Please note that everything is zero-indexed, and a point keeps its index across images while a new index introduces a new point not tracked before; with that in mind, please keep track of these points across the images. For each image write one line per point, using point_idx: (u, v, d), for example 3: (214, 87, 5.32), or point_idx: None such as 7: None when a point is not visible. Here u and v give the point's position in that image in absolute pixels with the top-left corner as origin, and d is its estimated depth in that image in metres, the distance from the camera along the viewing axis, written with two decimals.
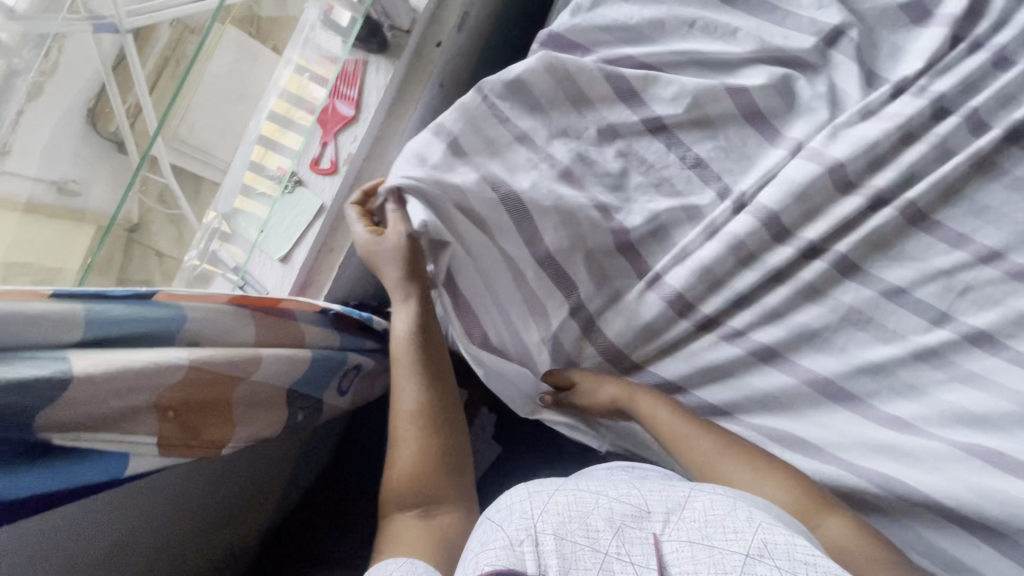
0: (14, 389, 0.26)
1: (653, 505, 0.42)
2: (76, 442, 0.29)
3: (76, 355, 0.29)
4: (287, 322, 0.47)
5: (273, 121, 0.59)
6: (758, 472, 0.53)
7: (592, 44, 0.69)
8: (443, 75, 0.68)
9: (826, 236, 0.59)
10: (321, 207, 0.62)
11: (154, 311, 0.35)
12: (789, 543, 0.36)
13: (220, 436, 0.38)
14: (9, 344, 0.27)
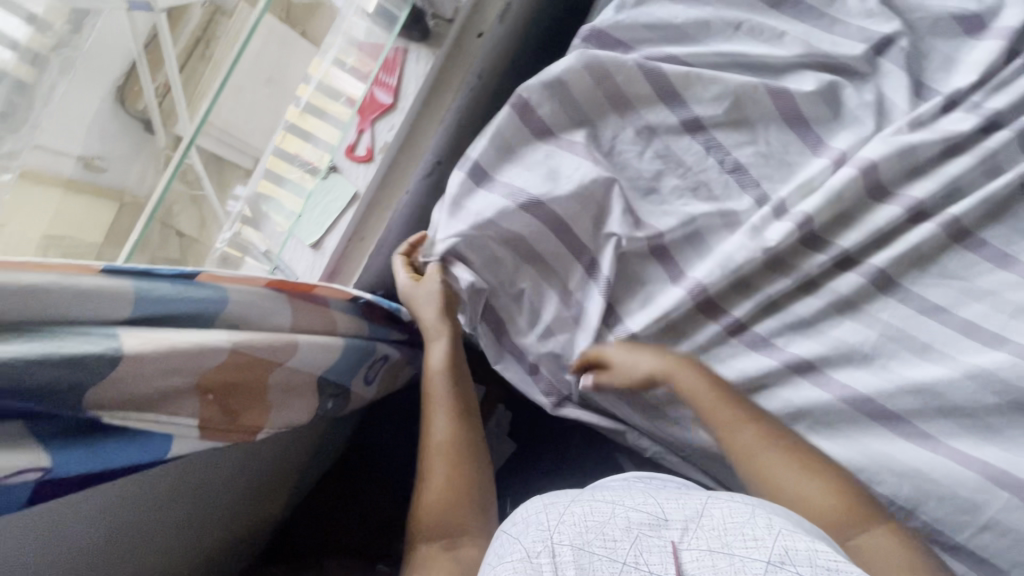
0: (65, 366, 0.25)
1: (670, 513, 0.41)
2: (124, 421, 0.29)
3: (126, 334, 0.29)
4: (320, 309, 0.47)
5: (308, 110, 0.59)
6: (805, 474, 0.52)
7: (634, 41, 0.68)
8: (483, 66, 0.67)
9: (860, 247, 0.59)
10: (355, 194, 0.61)
11: (196, 291, 0.34)
12: (809, 549, 0.36)
13: (257, 422, 0.37)
14: (59, 318, 0.27)
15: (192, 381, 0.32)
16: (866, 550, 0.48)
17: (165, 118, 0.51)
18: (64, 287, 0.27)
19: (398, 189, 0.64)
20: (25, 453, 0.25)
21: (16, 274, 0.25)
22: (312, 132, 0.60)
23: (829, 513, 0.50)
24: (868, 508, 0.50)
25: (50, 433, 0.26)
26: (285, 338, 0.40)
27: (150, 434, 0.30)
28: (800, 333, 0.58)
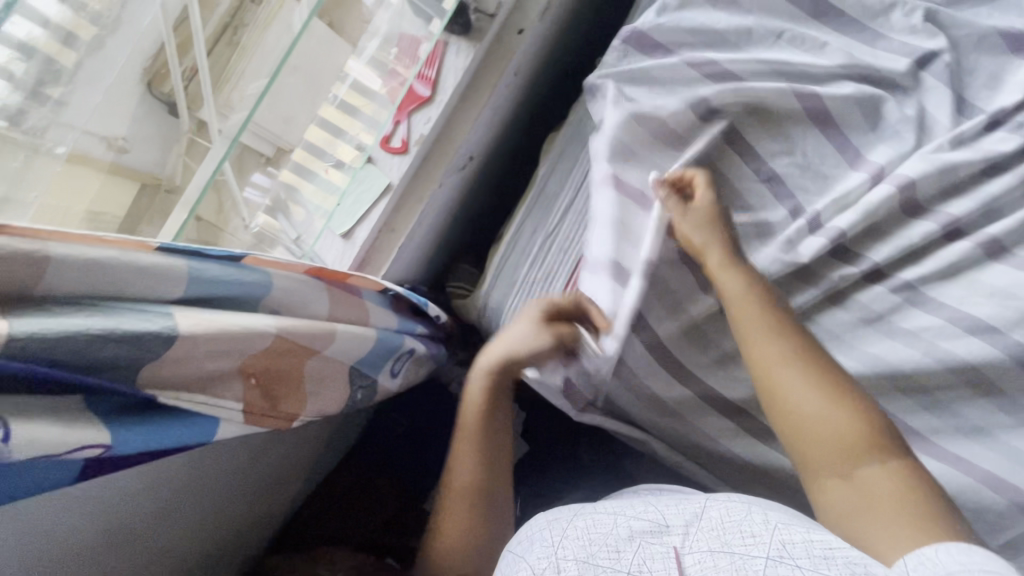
0: (122, 341, 0.25)
1: (670, 518, 0.44)
2: (175, 401, 0.29)
3: (181, 314, 0.28)
4: (354, 298, 0.47)
5: (342, 108, 0.56)
6: (825, 394, 0.46)
7: (674, 46, 0.66)
8: (520, 64, 0.67)
9: (892, 260, 0.58)
10: (388, 185, 0.61)
11: (244, 273, 0.34)
12: (805, 540, 0.38)
13: (293, 409, 0.37)
14: (116, 294, 0.26)
15: (235, 364, 0.31)
16: (868, 485, 0.42)
17: (190, 103, 0.46)
18: (124, 263, 0.26)
19: (430, 183, 0.63)
20: (88, 429, 0.25)
21: (77, 246, 0.25)
22: (344, 128, 0.57)
23: (841, 438, 0.44)
24: (892, 448, 0.43)
25: (106, 411, 0.26)
26: (324, 327, 0.40)
27: (196, 416, 0.30)
28: (831, 349, 0.57)
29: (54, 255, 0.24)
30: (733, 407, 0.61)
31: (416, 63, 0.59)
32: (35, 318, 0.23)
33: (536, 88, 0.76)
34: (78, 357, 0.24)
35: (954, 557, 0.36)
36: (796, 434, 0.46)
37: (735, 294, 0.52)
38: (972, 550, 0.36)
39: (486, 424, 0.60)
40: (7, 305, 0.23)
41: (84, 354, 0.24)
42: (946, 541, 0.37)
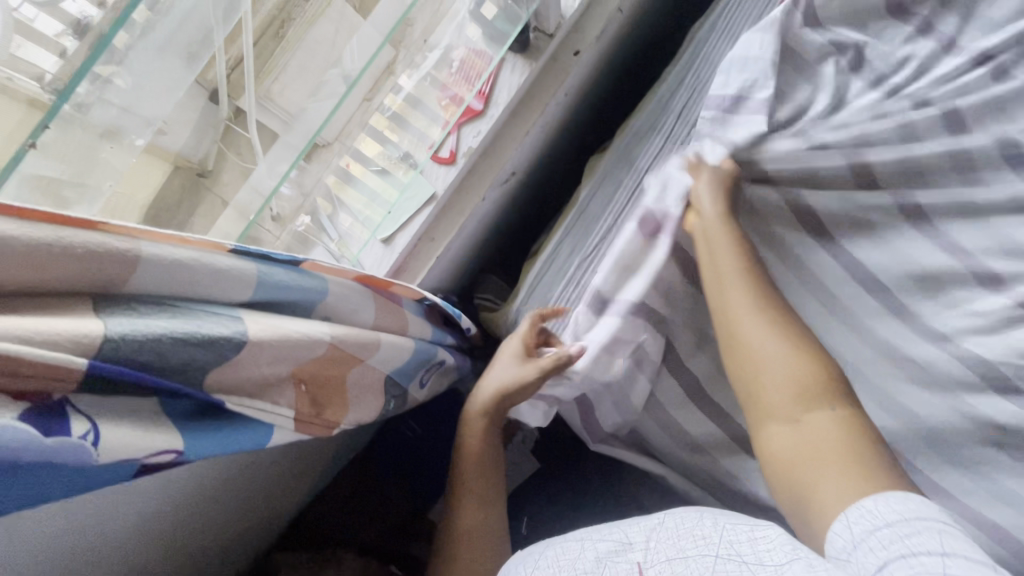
0: (198, 344, 0.26)
1: (634, 536, 0.45)
2: (239, 407, 0.29)
3: (249, 318, 0.28)
4: (395, 306, 0.46)
5: (392, 119, 0.58)
6: (787, 344, 0.47)
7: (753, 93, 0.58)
8: (572, 85, 0.67)
9: (935, 313, 0.56)
10: (433, 195, 0.61)
11: (305, 280, 0.34)
12: (750, 537, 0.41)
13: (338, 416, 0.36)
14: (191, 295, 0.27)
15: (290, 371, 0.31)
16: (815, 429, 0.43)
17: (231, 92, 0.49)
18: (203, 264, 0.27)
19: (472, 196, 0.63)
20: (163, 436, 0.25)
21: (161, 245, 0.25)
22: (393, 138, 0.59)
23: (797, 383, 0.45)
24: (840, 400, 0.44)
25: (178, 414, 0.26)
26: (370, 337, 0.40)
27: (254, 423, 0.29)
28: (864, 397, 0.57)
29: (144, 255, 0.24)
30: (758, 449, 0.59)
31: (481, 78, 0.60)
32: (122, 318, 0.24)
33: (583, 110, 0.75)
34: (158, 359, 0.25)
35: (891, 507, 0.37)
36: (752, 378, 0.48)
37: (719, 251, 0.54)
38: (907, 499, 0.38)
39: (482, 461, 0.61)
40: (96, 302, 0.24)
41: (166, 356, 0.25)
42: (881, 492, 0.38)
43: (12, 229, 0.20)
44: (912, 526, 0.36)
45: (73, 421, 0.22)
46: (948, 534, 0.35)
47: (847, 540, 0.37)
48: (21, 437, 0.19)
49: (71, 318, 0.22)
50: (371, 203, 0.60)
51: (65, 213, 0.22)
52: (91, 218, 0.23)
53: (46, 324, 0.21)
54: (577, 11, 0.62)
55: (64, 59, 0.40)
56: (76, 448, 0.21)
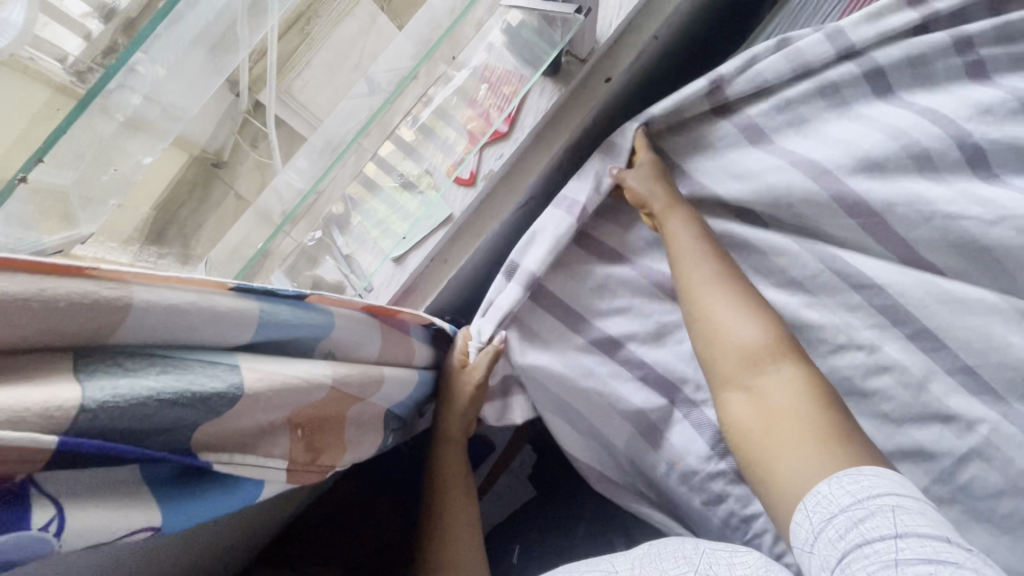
0: (186, 404, 0.24)
1: (620, 565, 0.46)
2: (228, 465, 0.27)
3: (246, 365, 0.27)
4: (402, 335, 0.44)
5: (420, 131, 0.57)
6: (741, 304, 0.46)
7: (775, 136, 0.56)
8: (602, 111, 0.64)
9: None
10: (451, 217, 0.59)
11: (313, 315, 0.32)
12: (729, 562, 0.42)
13: (335, 460, 0.35)
14: (185, 341, 0.26)
15: (285, 416, 0.30)
16: (770, 398, 0.41)
17: (252, 84, 0.47)
18: (200, 307, 0.26)
19: (490, 219, 0.61)
20: (141, 512, 0.24)
21: (156, 289, 0.24)
22: (415, 150, 0.58)
23: (750, 350, 0.43)
24: (802, 361, 0.43)
25: (157, 481, 0.25)
26: (373, 373, 0.38)
27: (242, 481, 0.28)
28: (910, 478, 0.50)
29: (134, 302, 0.23)
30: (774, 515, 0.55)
31: (511, 102, 0.58)
32: (103, 379, 0.22)
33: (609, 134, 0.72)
34: (140, 423, 0.23)
35: (844, 489, 0.34)
36: (708, 345, 0.46)
37: (674, 240, 0.52)
38: (861, 474, 0.34)
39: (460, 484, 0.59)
40: (76, 357, 0.23)
41: (149, 419, 0.23)
42: (837, 472, 0.35)
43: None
44: (868, 507, 0.33)
45: (33, 506, 0.20)
46: (901, 510, 0.32)
47: (808, 531, 0.34)
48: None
49: (46, 382, 0.21)
50: (393, 211, 0.59)
51: (47, 262, 0.20)
52: (78, 263, 0.21)
53: (18, 393, 0.20)
54: (612, 36, 0.59)
55: (90, 43, 0.41)
56: (36, 538, 0.20)
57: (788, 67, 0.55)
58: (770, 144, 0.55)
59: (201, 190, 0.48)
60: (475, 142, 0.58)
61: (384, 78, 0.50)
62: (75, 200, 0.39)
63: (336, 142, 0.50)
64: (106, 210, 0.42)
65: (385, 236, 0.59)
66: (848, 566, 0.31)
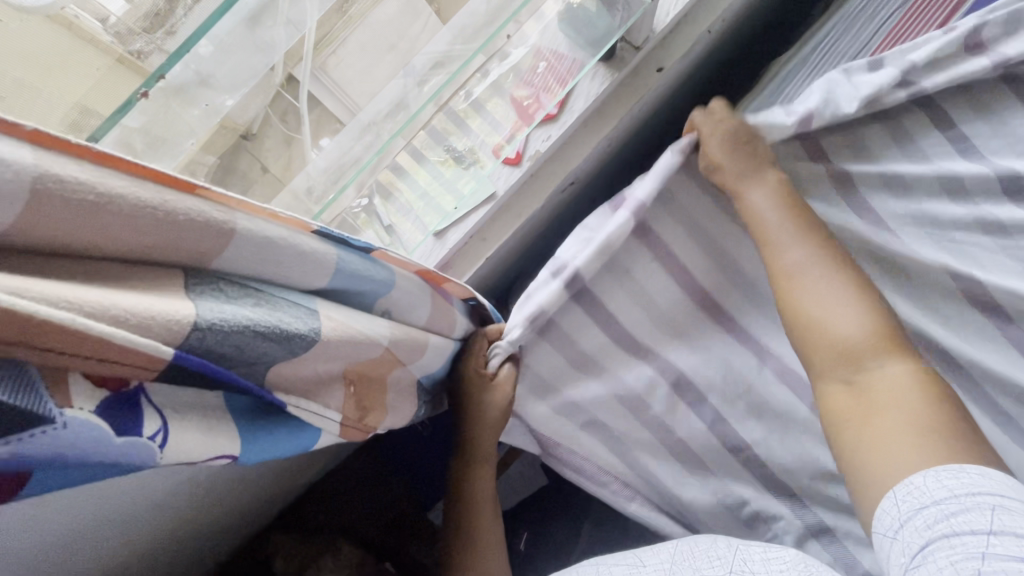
0: (274, 338, 0.26)
1: (647, 560, 0.47)
2: (295, 410, 0.29)
3: (323, 313, 0.30)
4: (446, 305, 0.43)
5: (470, 108, 0.58)
6: (841, 289, 0.46)
7: (829, 150, 0.56)
8: (646, 104, 0.64)
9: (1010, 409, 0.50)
10: (493, 195, 0.58)
11: (376, 270, 0.34)
12: (763, 558, 0.43)
13: (377, 422, 0.36)
14: (275, 278, 0.28)
15: (340, 370, 0.32)
16: (873, 384, 0.41)
17: (288, 60, 0.48)
18: (290, 242, 0.28)
19: (532, 201, 0.61)
20: (224, 440, 0.26)
21: (255, 221, 0.26)
22: (449, 134, 0.58)
23: (848, 338, 0.43)
24: (904, 351, 0.42)
25: (237, 411, 0.27)
26: (418, 339, 0.39)
27: (305, 426, 0.30)
28: None
29: (237, 228, 0.25)
30: (790, 518, 0.56)
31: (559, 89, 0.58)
32: (211, 301, 0.24)
33: (646, 130, 0.71)
34: (236, 352, 0.25)
35: (940, 483, 0.35)
36: (806, 332, 0.46)
37: (761, 220, 0.51)
38: (962, 472, 0.35)
39: (487, 488, 0.60)
40: (188, 276, 0.25)
41: (244, 349, 0.25)
42: (935, 466, 0.36)
43: (123, 187, 0.22)
44: (962, 503, 0.33)
45: (144, 415, 0.23)
46: (1002, 511, 0.32)
47: (894, 519, 0.35)
48: (93, 433, 0.21)
49: (163, 294, 0.23)
50: (419, 199, 0.58)
51: (170, 175, 0.23)
52: (199, 182, 0.24)
53: (145, 302, 0.22)
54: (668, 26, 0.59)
55: (131, 5, 0.42)
56: (144, 446, 0.23)
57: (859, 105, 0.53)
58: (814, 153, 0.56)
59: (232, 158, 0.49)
60: (527, 123, 0.58)
61: (422, 63, 0.52)
62: (140, 139, 0.40)
63: (377, 119, 0.51)
64: (182, 149, 0.44)
65: (429, 210, 0.58)
66: (930, 553, 0.33)
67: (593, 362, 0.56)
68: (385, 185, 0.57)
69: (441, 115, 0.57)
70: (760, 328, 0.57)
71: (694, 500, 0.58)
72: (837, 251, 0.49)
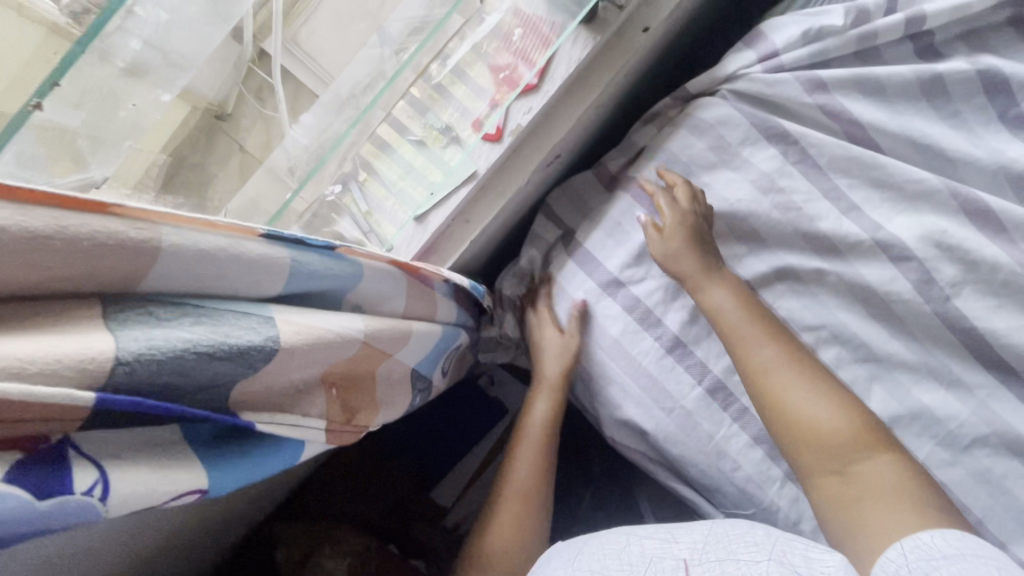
0: (225, 357, 0.25)
1: (682, 535, 0.42)
2: (271, 426, 0.28)
3: (281, 319, 0.28)
4: (425, 291, 0.42)
5: (454, 73, 0.53)
6: (816, 388, 0.46)
7: (835, 86, 0.55)
8: (633, 66, 0.60)
9: (1002, 356, 0.50)
10: (474, 174, 0.55)
11: (339, 266, 0.32)
12: (804, 554, 0.38)
13: (369, 420, 0.35)
14: (218, 290, 0.27)
15: (318, 374, 0.30)
16: (864, 479, 0.41)
17: (255, 32, 0.45)
18: (230, 253, 0.26)
19: (516, 177, 0.58)
20: (188, 476, 0.25)
21: (184, 234, 0.24)
22: (431, 107, 0.53)
23: (830, 438, 0.43)
24: (888, 447, 0.43)
25: (197, 440, 0.26)
26: (400, 328, 0.37)
27: (284, 440, 0.29)
28: (920, 438, 0.51)
29: (161, 245, 0.23)
30: (787, 482, 0.55)
31: (540, 55, 0.54)
32: (137, 329, 0.23)
33: (636, 93, 0.68)
34: (182, 378, 0.23)
35: (946, 542, 0.35)
36: (787, 432, 0.45)
37: (726, 315, 0.51)
38: (966, 539, 0.35)
39: (547, 440, 0.60)
40: (105, 304, 0.23)
41: (189, 374, 0.24)
42: (936, 529, 0.36)
43: (5, 217, 0.19)
44: (967, 560, 0.33)
45: (73, 466, 0.21)
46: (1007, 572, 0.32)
47: (899, 565, 0.35)
48: (8, 504, 0.19)
49: (73, 330, 0.21)
50: (406, 175, 0.54)
51: (72, 197, 0.21)
52: (104, 201, 0.22)
53: (45, 346, 0.20)
54: None
55: None
56: (80, 503, 0.21)
57: (842, 33, 0.54)
58: (826, 92, 0.55)
59: (205, 144, 0.45)
60: (512, 91, 0.55)
61: (397, 29, 0.48)
62: (84, 140, 0.37)
63: (356, 92, 0.47)
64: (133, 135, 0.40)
65: (416, 185, 0.55)
66: None
67: (583, 330, 0.60)
68: (367, 160, 0.52)
69: (421, 87, 0.52)
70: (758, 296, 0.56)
71: (700, 472, 0.57)
72: (803, 348, 0.50)
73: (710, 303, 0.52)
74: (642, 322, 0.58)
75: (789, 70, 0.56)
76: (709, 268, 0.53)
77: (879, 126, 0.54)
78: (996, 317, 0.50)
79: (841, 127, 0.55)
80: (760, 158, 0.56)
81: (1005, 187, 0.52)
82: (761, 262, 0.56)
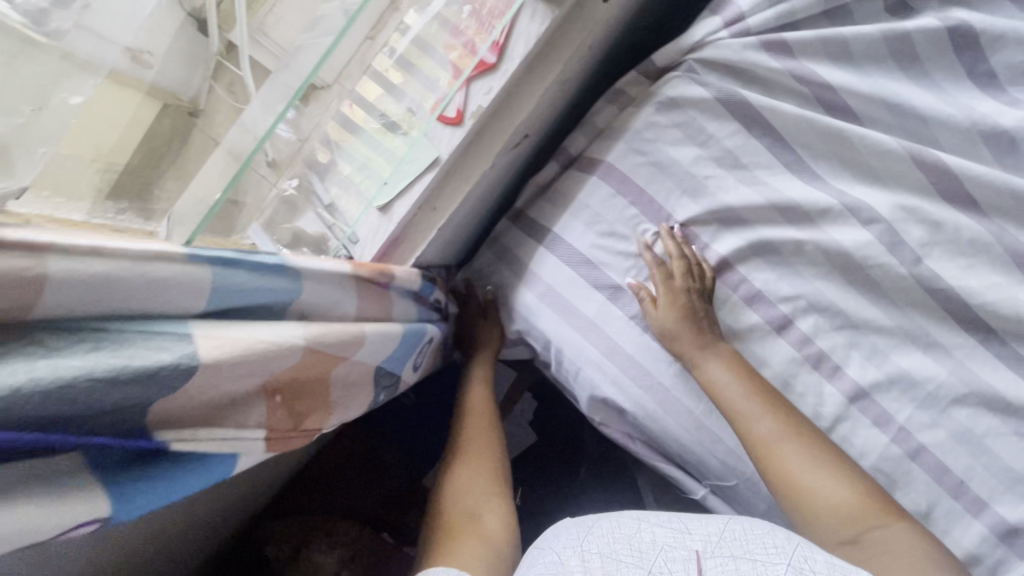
0: (133, 380, 0.24)
1: (695, 528, 0.42)
2: (193, 445, 0.28)
3: (202, 334, 0.28)
4: (381, 292, 0.43)
5: (415, 45, 0.51)
6: (818, 461, 0.48)
7: (802, 49, 0.53)
8: (597, 38, 0.58)
9: (974, 314, 0.50)
10: (437, 160, 0.54)
11: (275, 277, 0.33)
12: (828, 561, 0.38)
13: (318, 423, 0.35)
14: (130, 310, 0.26)
15: (257, 384, 0.30)
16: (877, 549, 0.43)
17: None
18: (136, 273, 0.25)
19: (480, 161, 0.57)
20: (84, 507, 0.24)
21: (76, 258, 0.23)
22: (396, 85, 0.51)
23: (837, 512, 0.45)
24: (888, 513, 0.45)
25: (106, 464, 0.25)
26: (349, 330, 0.37)
27: (213, 455, 0.29)
28: (898, 401, 0.51)
29: (49, 273, 0.22)
30: None
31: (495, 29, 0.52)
32: (16, 363, 0.21)
33: (602, 68, 0.66)
34: (80, 408, 0.23)
35: None
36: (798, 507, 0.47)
37: (727, 389, 0.51)
38: None
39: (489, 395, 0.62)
40: None
41: (81, 404, 0.23)
42: None
43: None
44: None
45: None
46: None
47: None
48: None
49: None
50: (376, 154, 0.52)
51: None
52: None
53: None
54: None
55: None
56: None
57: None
58: (793, 56, 0.53)
59: None
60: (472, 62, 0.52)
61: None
62: None
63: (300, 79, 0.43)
64: None
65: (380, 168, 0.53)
66: None
67: (555, 315, 0.58)
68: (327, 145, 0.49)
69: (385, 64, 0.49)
70: (732, 270, 0.55)
71: (682, 447, 0.57)
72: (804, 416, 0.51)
73: (711, 377, 0.52)
74: (616, 302, 0.57)
75: (755, 34, 0.54)
76: (708, 339, 0.53)
77: (848, 90, 0.52)
78: (965, 276, 0.50)
79: (810, 93, 0.53)
80: (728, 129, 0.54)
81: (974, 143, 0.51)
82: (732, 235, 0.55)
